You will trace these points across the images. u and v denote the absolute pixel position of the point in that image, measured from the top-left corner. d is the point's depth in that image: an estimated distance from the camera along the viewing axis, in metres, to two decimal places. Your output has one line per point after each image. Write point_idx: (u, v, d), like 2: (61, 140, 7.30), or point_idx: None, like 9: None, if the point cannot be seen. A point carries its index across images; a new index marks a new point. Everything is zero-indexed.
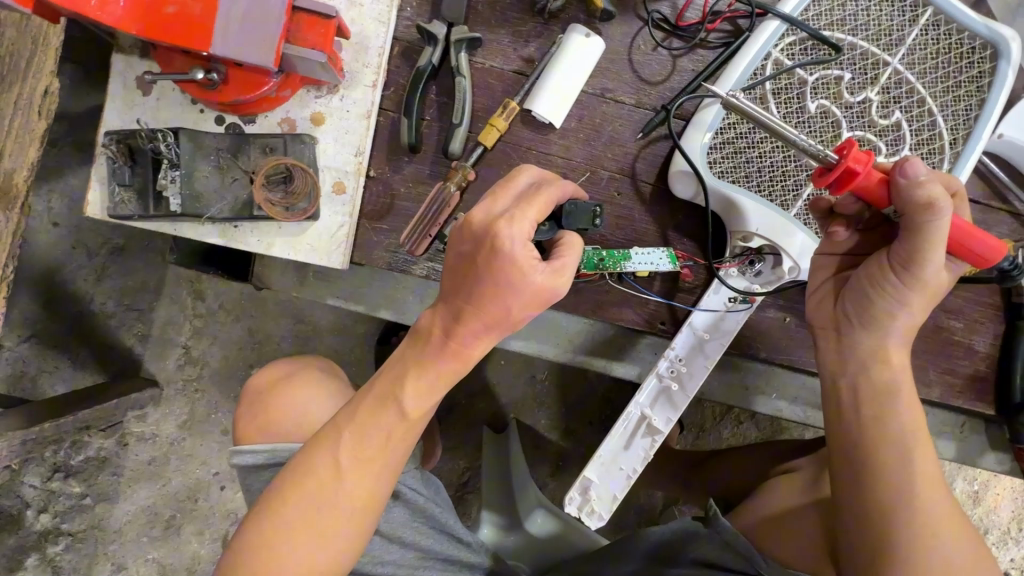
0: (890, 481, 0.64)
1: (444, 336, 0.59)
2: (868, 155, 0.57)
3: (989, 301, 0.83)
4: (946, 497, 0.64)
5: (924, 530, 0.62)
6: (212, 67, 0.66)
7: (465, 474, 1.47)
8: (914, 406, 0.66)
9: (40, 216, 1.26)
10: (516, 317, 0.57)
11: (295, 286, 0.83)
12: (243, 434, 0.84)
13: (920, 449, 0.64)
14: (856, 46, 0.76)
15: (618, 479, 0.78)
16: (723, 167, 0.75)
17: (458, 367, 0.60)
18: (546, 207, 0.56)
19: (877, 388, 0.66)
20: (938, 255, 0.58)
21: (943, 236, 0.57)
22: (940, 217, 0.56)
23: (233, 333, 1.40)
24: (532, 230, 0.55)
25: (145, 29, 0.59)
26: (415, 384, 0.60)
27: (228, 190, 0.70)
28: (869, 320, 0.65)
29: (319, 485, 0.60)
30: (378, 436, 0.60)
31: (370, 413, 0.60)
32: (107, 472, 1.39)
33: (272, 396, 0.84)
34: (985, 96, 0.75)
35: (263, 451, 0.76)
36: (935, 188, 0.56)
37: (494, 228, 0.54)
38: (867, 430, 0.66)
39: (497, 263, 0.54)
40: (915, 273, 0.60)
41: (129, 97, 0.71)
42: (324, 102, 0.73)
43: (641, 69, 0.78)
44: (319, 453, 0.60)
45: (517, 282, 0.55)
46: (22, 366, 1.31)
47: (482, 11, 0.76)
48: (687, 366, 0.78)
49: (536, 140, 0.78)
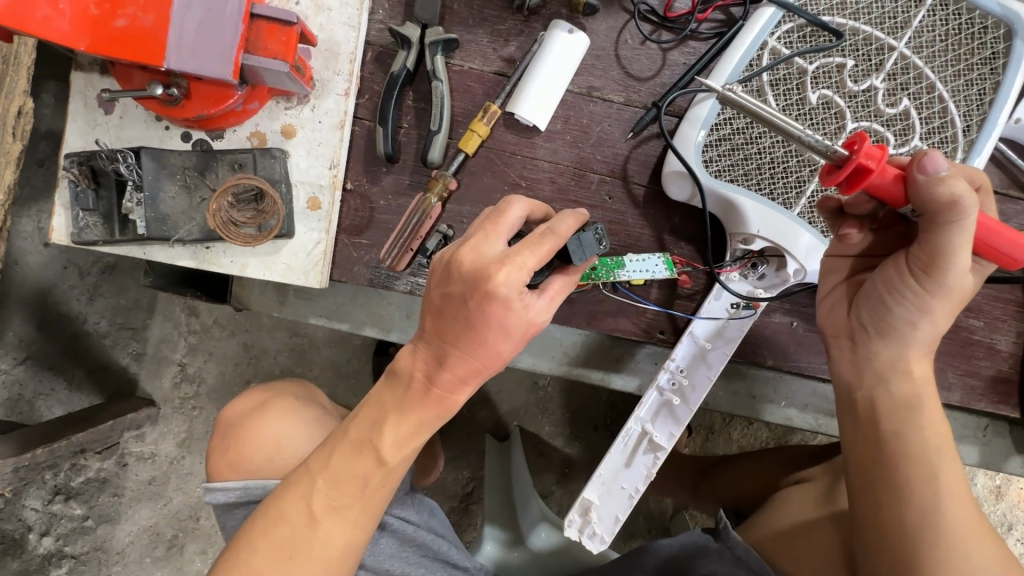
0: (913, 494, 0.59)
1: (425, 385, 0.58)
2: (882, 149, 0.52)
3: (1010, 297, 0.77)
4: (976, 516, 0.59)
5: (954, 551, 0.57)
6: (172, 82, 0.62)
7: (469, 485, 1.42)
8: (938, 418, 0.62)
9: (28, 237, 1.22)
10: (505, 356, 0.56)
11: (275, 305, 0.80)
12: (214, 470, 0.81)
13: (946, 461, 0.60)
14: (859, 30, 0.71)
15: (620, 500, 0.74)
16: (720, 166, 0.70)
17: (439, 413, 0.60)
18: (549, 255, 0.53)
19: (896, 399, 0.62)
20: (964, 257, 0.53)
21: (969, 236, 0.52)
22: (966, 217, 0.51)
23: (228, 349, 1.37)
24: (530, 274, 0.52)
25: (92, 44, 0.55)
26: (394, 431, 0.59)
27: (197, 211, 0.66)
28: (887, 329, 0.61)
29: (294, 534, 0.59)
30: (354, 484, 0.60)
31: (347, 461, 0.59)
32: (108, 493, 1.37)
33: (242, 425, 0.81)
34: (999, 79, 0.70)
35: (235, 489, 0.74)
36: (961, 184, 0.50)
37: (490, 274, 0.51)
38: (886, 441, 0.62)
39: (491, 311, 0.52)
40: (937, 278, 0.55)
41: (90, 116, 0.67)
42: (294, 113, 0.69)
43: (629, 65, 0.74)
44: (293, 500, 0.60)
45: (510, 320, 0.53)
46: (19, 389, 1.28)
47: (458, 10, 0.72)
48: (689, 378, 0.74)
49: (521, 144, 0.74)
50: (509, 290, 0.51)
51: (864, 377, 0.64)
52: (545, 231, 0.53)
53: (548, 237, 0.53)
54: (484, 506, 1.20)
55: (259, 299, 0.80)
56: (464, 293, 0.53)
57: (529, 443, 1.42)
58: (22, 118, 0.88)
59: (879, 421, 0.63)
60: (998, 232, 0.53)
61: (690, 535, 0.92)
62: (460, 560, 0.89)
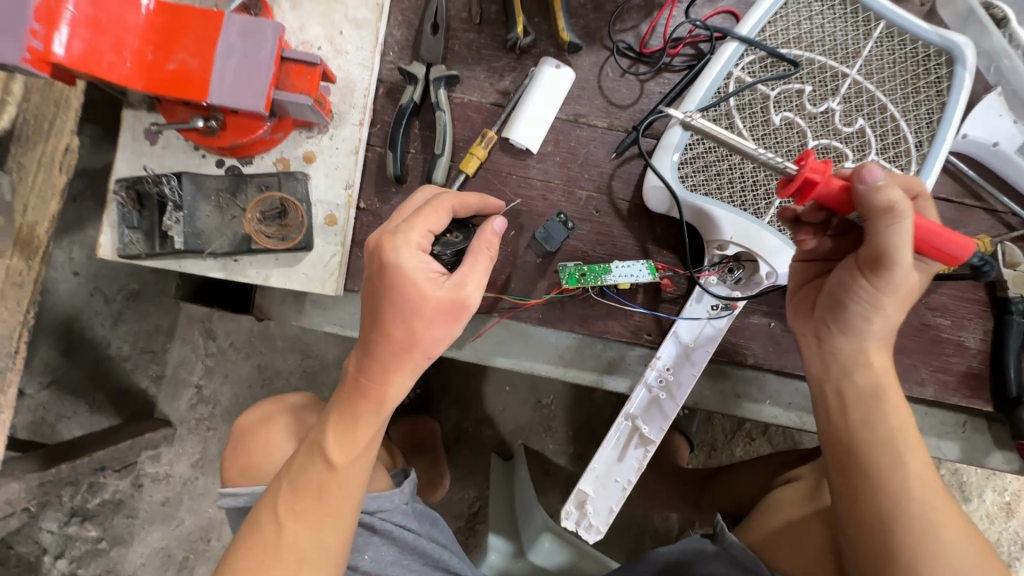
0: (889, 479, 0.64)
1: (360, 381, 0.63)
2: (826, 163, 0.58)
3: (975, 297, 0.83)
4: (944, 498, 0.63)
5: (928, 532, 0.61)
6: (212, 116, 0.71)
7: (475, 504, 1.44)
8: (901, 406, 0.67)
9: (59, 268, 1.32)
10: (421, 339, 0.62)
11: (294, 314, 0.87)
12: (230, 474, 0.86)
13: (915, 447, 0.65)
14: (815, 60, 0.79)
15: (614, 492, 0.79)
16: (695, 180, 0.78)
17: (379, 410, 0.64)
18: (434, 219, 0.62)
19: (859, 387, 0.68)
20: (905, 258, 0.59)
21: (907, 239, 0.58)
22: (901, 223, 0.57)
23: (242, 371, 1.44)
24: (416, 239, 0.61)
25: (150, 85, 0.65)
26: (335, 432, 0.64)
27: (227, 227, 0.75)
28: (846, 325, 0.66)
29: (263, 539, 0.63)
30: (310, 487, 0.63)
31: (301, 465, 0.64)
32: (122, 515, 1.41)
33: (254, 434, 0.87)
34: (944, 99, 0.78)
35: (243, 493, 0.77)
36: (895, 192, 0.56)
37: (379, 241, 0.61)
38: (857, 429, 0.67)
39: (388, 275, 0.60)
40: (883, 278, 0.61)
41: (137, 146, 0.77)
42: (315, 142, 0.78)
43: (611, 95, 0.83)
44: (265, 508, 0.65)
45: (410, 288, 0.60)
46: (41, 412, 1.36)
47: (459, 51, 0.82)
48: (675, 375, 0.80)
49: (515, 166, 0.82)
50: (395, 252, 0.60)
51: (829, 368, 0.70)
52: (432, 203, 0.64)
53: (433, 205, 0.64)
54: (489, 517, 1.25)
55: (279, 309, 0.87)
56: (372, 272, 0.62)
57: (533, 459, 1.45)
58: (68, 154, 0.86)
59: (850, 411, 0.68)
60: (935, 233, 0.59)
61: (689, 540, 0.96)
62: (459, 568, 0.89)
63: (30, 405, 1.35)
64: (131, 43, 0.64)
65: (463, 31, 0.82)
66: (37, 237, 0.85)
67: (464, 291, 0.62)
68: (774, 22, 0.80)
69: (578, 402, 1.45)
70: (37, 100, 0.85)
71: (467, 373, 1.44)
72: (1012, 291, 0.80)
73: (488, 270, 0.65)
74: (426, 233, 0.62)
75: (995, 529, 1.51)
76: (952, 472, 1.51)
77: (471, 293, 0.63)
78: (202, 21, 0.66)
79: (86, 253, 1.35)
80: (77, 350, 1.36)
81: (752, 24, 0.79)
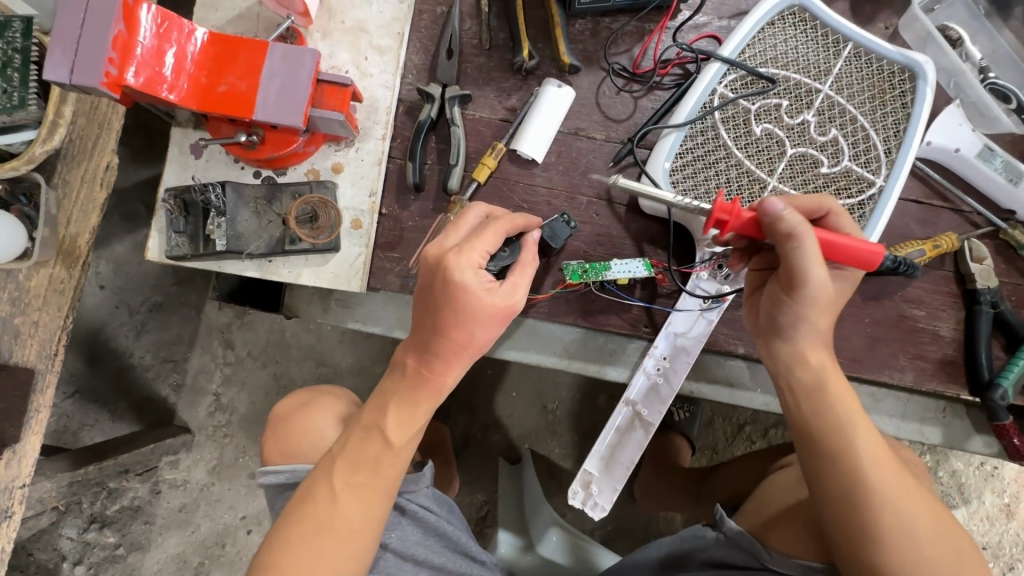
0: (843, 463, 0.69)
1: (416, 370, 0.71)
2: (732, 202, 0.68)
3: (948, 290, 0.90)
4: (896, 469, 0.69)
5: (885, 505, 0.66)
6: (253, 131, 0.80)
7: (484, 507, 1.48)
8: (846, 391, 0.73)
9: (87, 282, 1.34)
10: (476, 340, 0.70)
11: (319, 313, 0.96)
12: (269, 456, 0.95)
13: (864, 427, 0.71)
14: (790, 78, 0.88)
15: (619, 473, 0.86)
16: (685, 185, 0.87)
17: (433, 397, 0.73)
18: (491, 238, 0.69)
19: (803, 381, 0.74)
20: (816, 271, 0.67)
21: (813, 253, 0.66)
22: (802, 240, 0.65)
23: (260, 379, 1.47)
24: (479, 259, 0.67)
25: (202, 105, 0.75)
26: (395, 415, 0.72)
27: (264, 231, 0.83)
28: (780, 331, 0.74)
29: (319, 509, 0.70)
30: (367, 463, 0.71)
31: (358, 443, 0.72)
32: (140, 521, 1.44)
33: (291, 420, 0.96)
34: (909, 110, 0.86)
35: (284, 472, 0.87)
36: (793, 220, 0.65)
37: (445, 260, 0.66)
38: (811, 418, 0.73)
39: (452, 292, 0.66)
40: (799, 292, 0.69)
41: (183, 159, 0.86)
42: (343, 154, 0.87)
43: (608, 110, 0.92)
44: (319, 481, 0.71)
45: (467, 301, 0.67)
46: (66, 420, 1.38)
47: (470, 74, 0.91)
48: (671, 363, 0.88)
49: (522, 175, 0.91)
50: (462, 271, 0.66)
51: (776, 365, 0.77)
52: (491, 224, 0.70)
53: (497, 223, 0.71)
54: (500, 515, 1.29)
55: (305, 308, 0.95)
56: (432, 283, 0.68)
57: (540, 463, 1.48)
58: (109, 171, 0.93)
59: (802, 402, 0.74)
60: (840, 243, 0.67)
61: (693, 528, 0.97)
62: (475, 553, 0.96)
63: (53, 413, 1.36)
64: (189, 69, 0.75)
65: (474, 56, 0.91)
66: (78, 248, 0.90)
67: (513, 299, 0.69)
68: (754, 44, 0.88)
69: (583, 408, 1.48)
70: (82, 121, 0.88)
71: (476, 378, 1.49)
72: (978, 283, 0.87)
73: (528, 283, 0.73)
74: (485, 251, 0.68)
75: (998, 532, 1.51)
76: (953, 474, 1.51)
77: (520, 299, 0.70)
78: (249, 49, 0.76)
79: (112, 267, 1.36)
80: (100, 360, 1.38)
81: (734, 44, 0.87)
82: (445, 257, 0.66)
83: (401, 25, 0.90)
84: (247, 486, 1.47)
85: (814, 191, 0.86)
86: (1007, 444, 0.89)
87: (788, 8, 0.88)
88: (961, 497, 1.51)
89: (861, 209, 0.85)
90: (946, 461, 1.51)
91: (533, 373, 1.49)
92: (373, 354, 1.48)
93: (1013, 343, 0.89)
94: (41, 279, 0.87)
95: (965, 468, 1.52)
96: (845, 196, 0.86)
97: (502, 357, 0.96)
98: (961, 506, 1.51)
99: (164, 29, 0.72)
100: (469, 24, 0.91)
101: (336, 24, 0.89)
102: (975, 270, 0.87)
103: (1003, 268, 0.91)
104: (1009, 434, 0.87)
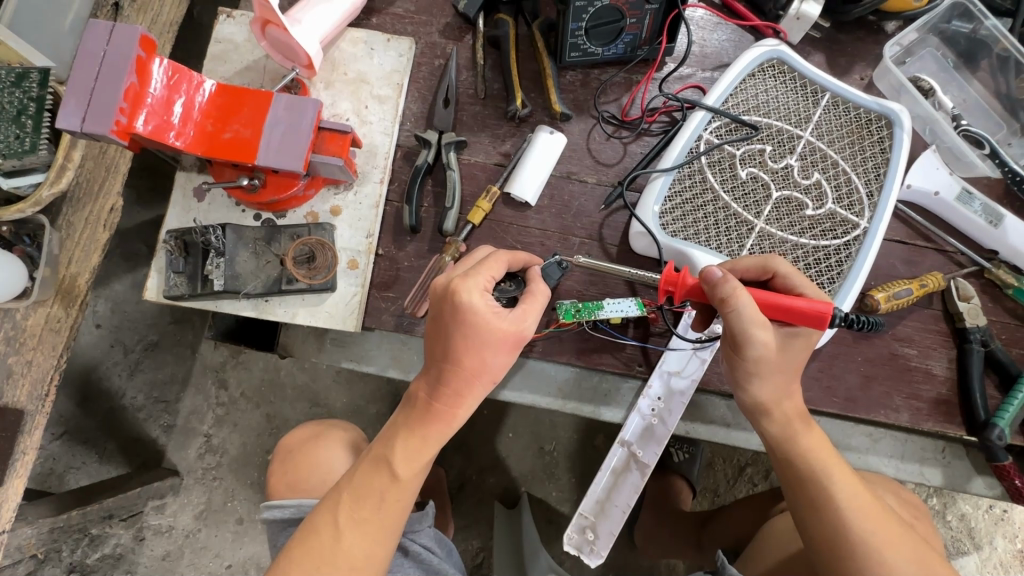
0: (821, 514, 0.71)
1: (427, 401, 0.71)
2: (674, 271, 0.72)
3: (938, 328, 0.91)
4: (877, 516, 0.70)
5: (869, 557, 0.67)
6: (254, 175, 0.83)
7: (479, 555, 1.43)
8: (819, 438, 0.74)
9: (83, 321, 1.35)
10: (487, 367, 0.69)
11: (315, 351, 0.97)
12: (274, 490, 0.97)
13: (839, 474, 0.72)
14: (771, 125, 0.91)
15: (615, 515, 0.87)
16: (675, 227, 0.89)
17: (444, 430, 0.71)
18: (494, 270, 0.70)
19: (771, 434, 0.75)
20: (757, 331, 0.67)
21: (750, 314, 0.66)
22: (737, 304, 0.66)
23: (253, 420, 1.44)
24: (485, 285, 0.69)
25: (206, 151, 0.78)
26: (403, 449, 0.70)
27: (262, 271, 0.85)
28: (738, 384, 0.74)
29: (322, 544, 0.68)
30: (372, 498, 0.69)
31: (364, 478, 0.71)
32: (121, 570, 1.38)
33: (301, 452, 0.99)
34: (888, 155, 0.89)
35: (289, 506, 0.88)
36: (726, 289, 0.66)
37: (453, 286, 0.68)
38: (786, 468, 0.74)
39: (462, 317, 0.67)
40: (746, 353, 0.69)
41: (187, 202, 0.89)
42: (341, 197, 0.90)
43: (599, 155, 0.96)
44: (324, 514, 0.70)
45: (479, 326, 0.67)
46: (51, 463, 1.35)
47: (466, 120, 0.95)
48: (666, 404, 0.89)
49: (516, 217, 0.93)
50: (471, 296, 0.67)
51: (746, 416, 0.77)
52: (492, 256, 0.73)
53: (498, 257, 0.72)
54: None
55: (301, 346, 0.97)
56: (440, 310, 0.69)
57: (537, 508, 1.44)
58: (112, 214, 0.95)
59: (776, 452, 0.75)
60: (778, 303, 0.66)
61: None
62: None
63: (39, 456, 1.34)
64: (195, 117, 0.79)
65: (470, 104, 0.95)
66: (78, 288, 0.91)
67: (523, 325, 0.70)
68: (736, 94, 0.92)
69: (581, 450, 1.46)
70: (90, 166, 0.91)
71: (472, 420, 1.46)
72: (967, 322, 0.88)
73: (541, 312, 0.72)
74: (490, 276, 0.70)
75: None
76: (962, 518, 1.47)
77: (531, 325, 0.70)
78: (254, 99, 0.79)
79: (110, 306, 1.36)
80: (91, 400, 1.37)
81: (717, 94, 0.91)
82: (451, 282, 0.67)
83: (401, 76, 0.94)
84: (234, 532, 1.42)
85: (800, 232, 0.88)
86: (1008, 485, 0.88)
87: (768, 61, 0.93)
88: (972, 543, 1.46)
89: (846, 249, 0.87)
90: (954, 503, 1.48)
91: (530, 413, 1.47)
92: (368, 394, 1.46)
93: (1006, 382, 0.89)
94: (38, 318, 0.87)
95: (973, 512, 1.48)
96: (831, 237, 0.88)
97: (500, 398, 0.96)
98: (973, 553, 1.46)
99: (173, 81, 0.76)
100: (466, 75, 0.96)
101: (339, 76, 0.94)
102: (963, 310, 0.88)
103: (991, 307, 0.92)
104: (1010, 475, 0.87)
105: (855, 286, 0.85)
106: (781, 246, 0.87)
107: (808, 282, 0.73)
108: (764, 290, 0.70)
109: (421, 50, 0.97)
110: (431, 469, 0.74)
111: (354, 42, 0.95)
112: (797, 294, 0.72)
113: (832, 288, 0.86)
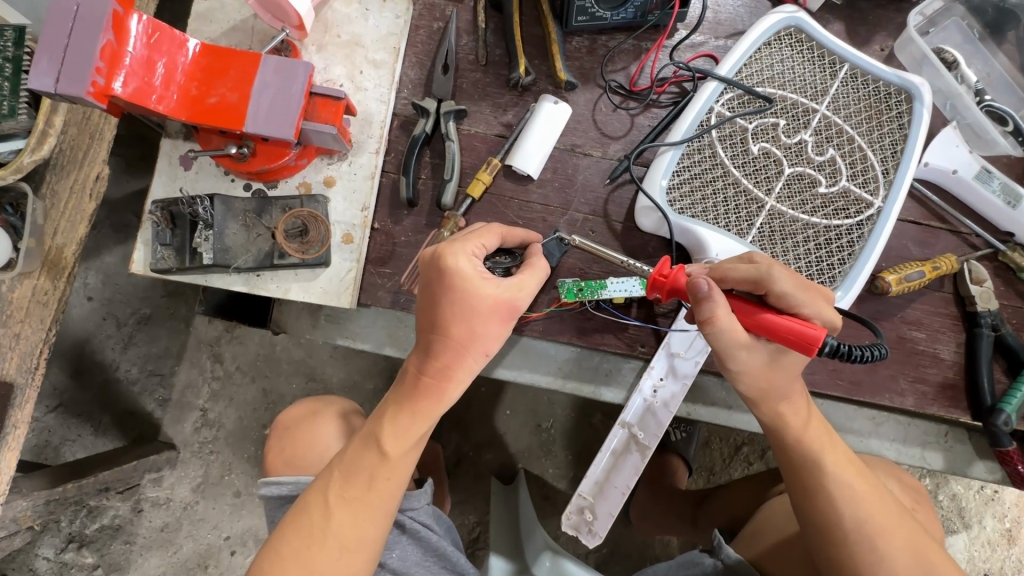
0: (814, 499, 0.70)
1: (416, 377, 0.69)
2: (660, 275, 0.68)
3: (947, 312, 0.89)
4: (873, 502, 0.69)
5: (861, 545, 0.67)
6: (243, 143, 0.79)
7: (476, 529, 1.44)
8: (815, 423, 0.73)
9: (73, 293, 1.32)
10: (478, 336, 0.66)
11: (309, 328, 0.94)
12: (271, 467, 0.96)
13: (835, 462, 0.70)
14: (786, 97, 0.86)
15: (614, 496, 0.86)
16: (682, 204, 0.85)
17: (433, 407, 0.69)
18: (483, 238, 0.69)
19: (763, 420, 0.73)
20: (738, 350, 0.65)
21: (730, 334, 0.64)
22: (716, 325, 0.63)
23: (249, 394, 1.43)
24: (473, 251, 0.67)
25: (191, 115, 0.74)
26: (392, 427, 0.68)
27: (252, 245, 0.82)
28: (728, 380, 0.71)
29: (312, 525, 0.67)
30: (362, 477, 0.68)
31: (354, 457, 0.69)
32: (120, 541, 1.39)
33: (297, 429, 0.97)
34: (907, 131, 0.85)
35: (287, 483, 0.87)
36: (704, 308, 0.62)
37: (441, 253, 0.65)
38: (780, 453, 0.74)
39: (450, 282, 0.65)
40: (731, 366, 0.67)
41: (173, 171, 0.85)
42: (335, 167, 0.86)
43: (605, 127, 0.92)
44: (316, 494, 0.69)
45: (469, 291, 0.65)
46: (46, 435, 1.34)
47: (466, 88, 0.90)
48: (666, 386, 0.87)
49: (517, 191, 0.89)
50: (458, 260, 0.65)
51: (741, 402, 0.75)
52: (485, 227, 0.71)
53: (490, 228, 0.71)
54: (492, 540, 1.21)
55: (295, 323, 0.94)
56: (430, 282, 0.67)
57: (534, 484, 1.44)
58: (99, 183, 0.89)
59: (770, 436, 0.74)
60: (765, 323, 0.62)
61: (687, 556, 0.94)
62: None
63: (34, 428, 1.33)
64: (179, 79, 0.74)
65: (470, 71, 0.91)
66: (65, 259, 0.87)
67: (518, 294, 0.67)
68: (751, 64, 0.87)
69: (578, 428, 1.45)
70: (73, 131, 0.86)
71: (470, 396, 1.45)
72: (979, 306, 0.86)
73: (538, 285, 0.69)
74: (480, 244, 0.68)
75: (1000, 558, 1.48)
76: (954, 498, 1.48)
77: (526, 298, 0.68)
78: (241, 61, 0.75)
79: (100, 278, 1.33)
80: (86, 373, 1.35)
81: (731, 63, 0.86)
82: (438, 246, 0.65)
83: (397, 39, 0.89)
84: (232, 505, 1.42)
85: (812, 211, 0.85)
86: (1012, 471, 0.88)
87: (785, 29, 0.87)
88: (961, 522, 1.48)
89: (859, 229, 0.84)
90: (947, 484, 1.48)
91: (527, 391, 1.46)
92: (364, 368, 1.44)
93: (1014, 367, 0.88)
94: (24, 290, 0.84)
95: (965, 492, 1.49)
96: (843, 216, 0.84)
97: (496, 376, 0.94)
98: (962, 531, 1.48)
99: (154, 39, 0.71)
100: (466, 40, 0.91)
101: (332, 38, 0.89)
102: (975, 294, 0.86)
103: (1003, 291, 0.90)
104: (1013, 460, 0.87)
105: (865, 269, 0.83)
106: (792, 225, 0.84)
107: (809, 300, 0.64)
108: (754, 304, 0.65)
109: (419, 12, 0.92)
110: (423, 447, 0.72)
111: (347, 2, 0.89)
112: (792, 315, 0.64)
113: (843, 268, 0.84)
